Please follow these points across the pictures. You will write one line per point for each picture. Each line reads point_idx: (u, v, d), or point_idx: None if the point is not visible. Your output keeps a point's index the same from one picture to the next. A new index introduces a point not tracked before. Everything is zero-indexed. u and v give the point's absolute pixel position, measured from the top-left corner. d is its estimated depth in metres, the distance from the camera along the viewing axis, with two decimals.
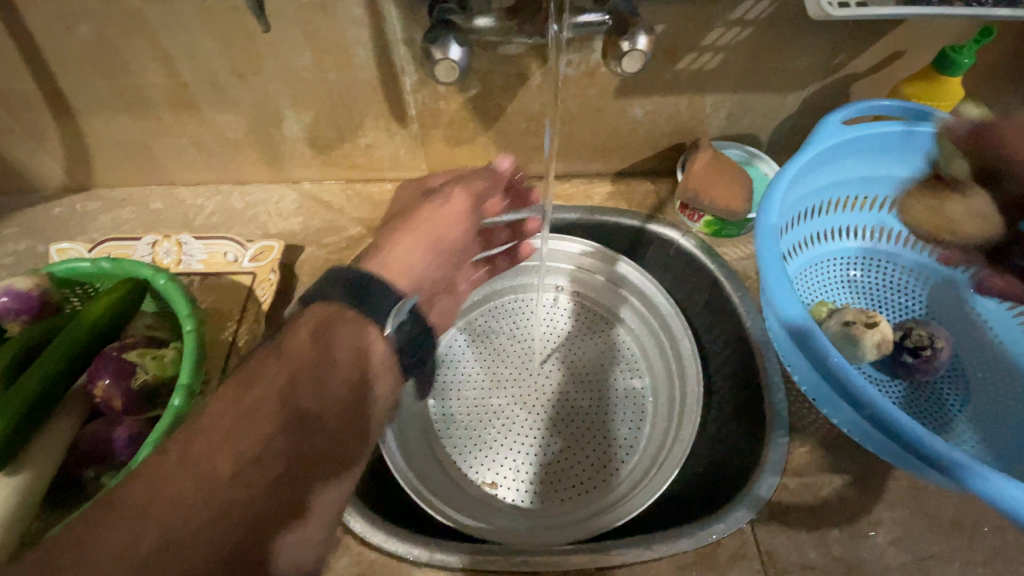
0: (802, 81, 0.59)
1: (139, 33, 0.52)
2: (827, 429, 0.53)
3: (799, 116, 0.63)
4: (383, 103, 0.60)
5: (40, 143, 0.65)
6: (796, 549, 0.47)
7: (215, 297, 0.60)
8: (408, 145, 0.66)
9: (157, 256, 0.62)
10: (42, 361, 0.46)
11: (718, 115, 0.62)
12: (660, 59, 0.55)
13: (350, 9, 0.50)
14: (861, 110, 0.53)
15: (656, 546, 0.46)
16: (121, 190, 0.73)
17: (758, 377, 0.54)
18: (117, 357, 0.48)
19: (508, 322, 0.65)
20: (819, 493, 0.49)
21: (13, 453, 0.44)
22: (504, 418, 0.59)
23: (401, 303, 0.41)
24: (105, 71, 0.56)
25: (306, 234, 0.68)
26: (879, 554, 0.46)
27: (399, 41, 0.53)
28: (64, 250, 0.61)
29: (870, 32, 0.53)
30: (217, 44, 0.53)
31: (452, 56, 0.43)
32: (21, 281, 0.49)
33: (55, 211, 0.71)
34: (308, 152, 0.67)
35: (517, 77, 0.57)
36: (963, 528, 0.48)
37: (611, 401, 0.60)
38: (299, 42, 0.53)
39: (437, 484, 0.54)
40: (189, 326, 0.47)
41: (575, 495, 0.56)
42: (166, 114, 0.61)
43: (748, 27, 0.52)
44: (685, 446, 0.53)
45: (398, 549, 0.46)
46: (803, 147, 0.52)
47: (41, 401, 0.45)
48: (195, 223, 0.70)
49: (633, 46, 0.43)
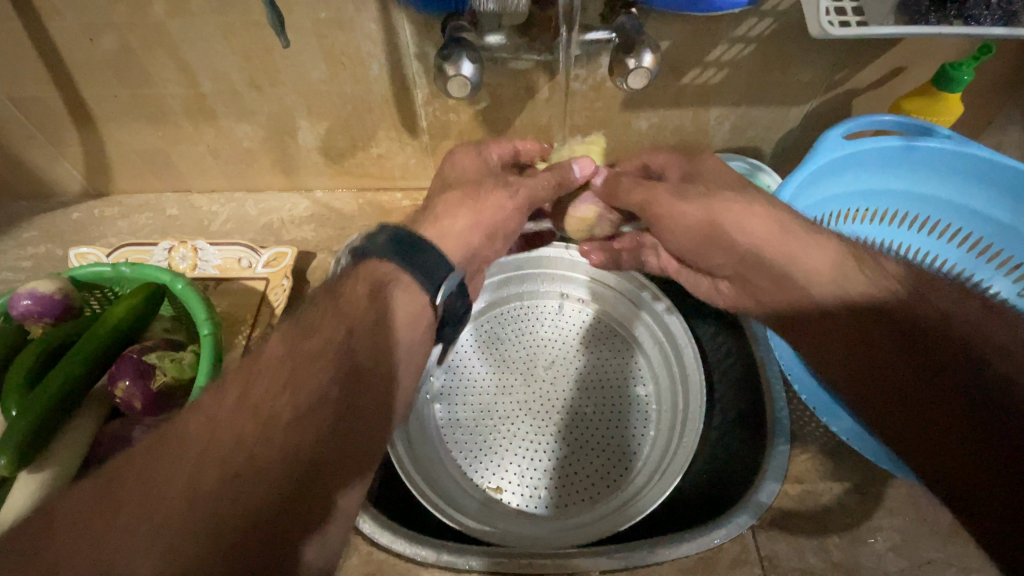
0: (805, 96, 0.60)
1: (161, 46, 0.54)
2: (828, 436, 0.54)
3: (801, 129, 0.65)
4: (395, 115, 0.61)
5: (61, 150, 0.67)
6: (797, 555, 0.48)
7: (229, 301, 0.62)
8: (418, 155, 0.67)
9: (172, 261, 0.63)
10: (66, 362, 0.47)
11: (722, 128, 0.64)
12: (666, 75, 0.57)
13: (365, 24, 0.51)
14: (864, 124, 0.54)
15: (659, 550, 0.47)
16: (139, 196, 0.75)
17: (761, 385, 0.55)
18: (137, 359, 0.49)
19: (514, 328, 0.66)
20: (819, 500, 0.50)
21: (38, 451, 0.45)
22: (510, 424, 0.60)
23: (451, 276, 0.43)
24: (127, 82, 0.58)
25: (320, 241, 0.70)
26: (878, 561, 0.47)
27: (412, 56, 0.54)
28: (83, 255, 0.63)
29: (871, 49, 0.55)
30: (237, 57, 0.55)
31: (464, 72, 0.44)
32: (44, 285, 0.50)
33: (74, 216, 0.73)
34: (321, 161, 0.69)
35: (526, 91, 0.58)
36: (959, 535, 0.49)
37: (615, 409, 0.62)
38: (315, 55, 0.54)
39: (443, 486, 0.55)
40: (206, 330, 0.49)
41: (579, 500, 0.57)
42: (185, 123, 0.63)
43: (752, 44, 0.54)
44: (689, 453, 0.54)
45: (406, 550, 0.47)
46: (809, 158, 0.53)
47: (65, 400, 0.47)
48: (211, 229, 0.72)
49: (639, 63, 0.45)
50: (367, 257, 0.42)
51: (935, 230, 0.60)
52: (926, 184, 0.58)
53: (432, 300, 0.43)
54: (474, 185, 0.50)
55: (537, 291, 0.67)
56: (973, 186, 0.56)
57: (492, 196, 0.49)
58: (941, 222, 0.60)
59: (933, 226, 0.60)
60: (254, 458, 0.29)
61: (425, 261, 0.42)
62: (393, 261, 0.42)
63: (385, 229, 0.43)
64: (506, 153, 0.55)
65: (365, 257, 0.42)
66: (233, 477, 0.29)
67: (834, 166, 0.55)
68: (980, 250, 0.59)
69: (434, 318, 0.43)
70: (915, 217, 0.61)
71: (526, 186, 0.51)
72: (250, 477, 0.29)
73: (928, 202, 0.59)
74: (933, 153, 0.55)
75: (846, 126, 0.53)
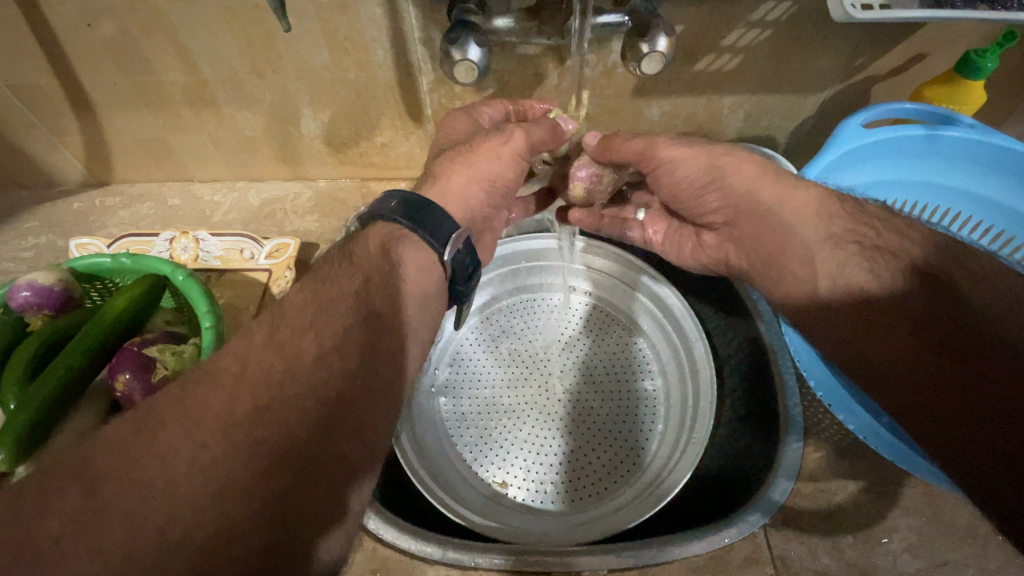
0: (822, 83, 0.58)
1: (161, 31, 0.52)
2: (842, 433, 0.53)
3: (818, 118, 0.63)
4: (399, 102, 0.60)
5: (60, 138, 0.66)
6: (810, 554, 0.47)
7: (232, 293, 0.61)
8: (423, 144, 0.66)
9: (174, 252, 0.62)
10: (66, 355, 0.46)
11: (735, 116, 0.62)
12: (679, 60, 0.55)
13: (370, 9, 0.50)
14: (882, 112, 0.52)
15: (668, 549, 0.46)
16: (141, 185, 0.74)
17: (773, 379, 0.54)
18: (138, 351, 0.49)
19: (521, 321, 0.65)
20: (833, 499, 0.49)
21: (38, 443, 0.45)
22: (516, 418, 0.59)
23: (458, 233, 0.43)
24: (127, 68, 0.57)
25: (324, 232, 0.69)
26: (893, 562, 0.46)
27: (417, 41, 0.53)
28: (84, 246, 0.62)
29: (894, 34, 0.52)
30: (238, 42, 0.53)
31: (471, 57, 0.42)
32: (43, 276, 0.49)
33: (75, 206, 0.72)
34: (324, 150, 0.68)
35: (534, 77, 0.57)
36: (977, 536, 0.47)
37: (622, 403, 0.60)
38: (318, 40, 0.53)
39: (447, 480, 0.54)
40: (207, 322, 0.48)
41: (586, 495, 0.56)
42: (186, 111, 0.62)
43: (769, 28, 0.52)
44: (698, 449, 0.52)
45: (411, 547, 0.47)
46: (830, 144, 0.51)
47: (64, 395, 0.46)
48: (213, 219, 0.71)
49: (653, 47, 0.43)
50: (374, 218, 0.41)
51: (956, 222, 0.58)
52: (945, 174, 0.56)
53: (439, 257, 0.42)
54: (468, 146, 0.48)
55: (543, 283, 0.66)
56: (995, 176, 0.55)
57: (486, 141, 0.48)
58: (963, 214, 0.58)
59: (954, 218, 0.59)
60: (259, 457, 0.29)
61: (426, 226, 0.41)
62: (397, 224, 0.41)
63: (387, 193, 0.42)
64: (495, 113, 0.53)
65: (371, 220, 0.41)
66: (235, 477, 0.28)
67: (851, 156, 0.53)
68: (1002, 244, 0.57)
69: (443, 276, 0.43)
70: (936, 208, 0.59)
71: (519, 128, 0.49)
72: (251, 476, 0.28)
73: (948, 193, 0.57)
74: (955, 143, 0.53)
75: (866, 114, 0.51)
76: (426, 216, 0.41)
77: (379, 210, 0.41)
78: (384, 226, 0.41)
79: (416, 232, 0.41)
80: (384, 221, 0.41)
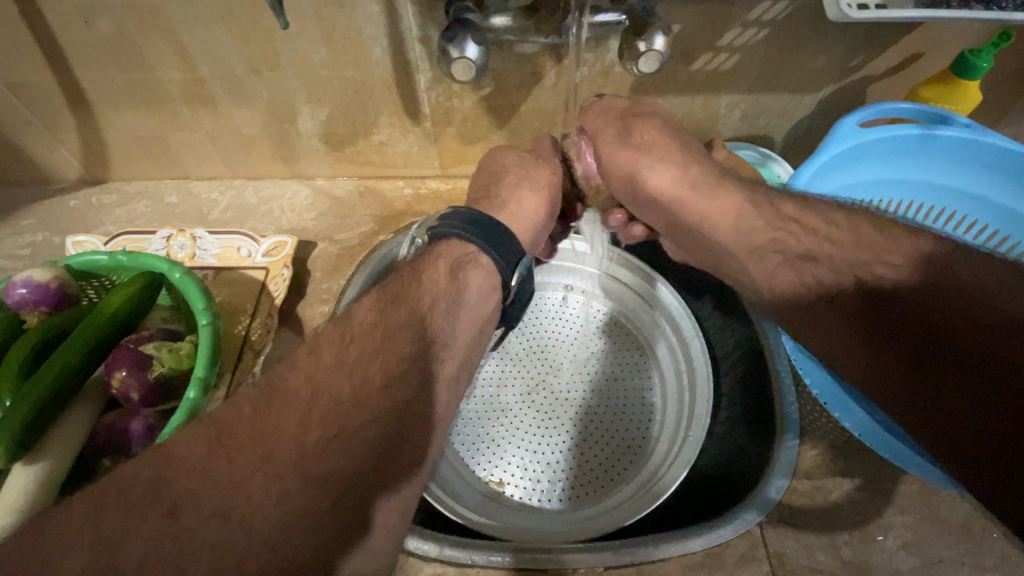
0: (818, 83, 0.58)
1: (158, 28, 0.52)
2: (839, 431, 0.53)
3: (813, 118, 0.63)
4: (398, 101, 0.60)
5: (57, 135, 0.66)
6: (807, 552, 0.46)
7: (229, 291, 0.61)
8: (420, 143, 0.66)
9: (171, 250, 0.63)
10: (62, 351, 0.46)
11: (732, 115, 0.63)
12: (675, 59, 0.55)
13: (368, 7, 0.50)
14: (879, 112, 0.52)
15: (665, 545, 0.46)
16: (138, 183, 0.74)
17: (770, 378, 0.55)
18: (134, 348, 0.48)
19: (518, 320, 0.65)
20: (829, 497, 0.49)
21: (34, 442, 0.45)
22: (512, 417, 0.59)
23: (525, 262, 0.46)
24: (124, 66, 0.57)
25: (321, 229, 0.69)
26: (889, 558, 0.46)
27: (414, 39, 0.53)
28: (80, 243, 0.62)
29: (888, 35, 0.53)
30: (235, 40, 0.53)
31: (469, 55, 0.42)
32: (40, 273, 0.49)
33: (71, 203, 0.72)
34: (321, 148, 0.68)
35: (532, 76, 0.57)
36: (972, 533, 0.48)
37: (618, 401, 0.61)
38: (316, 38, 0.53)
39: (445, 478, 0.54)
40: (204, 320, 0.48)
41: (583, 494, 0.56)
42: (183, 109, 0.62)
43: (765, 28, 0.52)
44: (694, 448, 0.53)
45: (417, 547, 0.46)
46: (823, 144, 0.51)
47: (59, 393, 0.46)
48: (210, 217, 0.71)
49: (650, 46, 0.43)
50: (447, 235, 0.43)
51: (949, 222, 0.59)
52: (938, 172, 0.57)
53: (505, 281, 0.45)
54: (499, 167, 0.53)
55: (540, 283, 0.66)
56: (990, 176, 0.55)
57: (539, 171, 0.53)
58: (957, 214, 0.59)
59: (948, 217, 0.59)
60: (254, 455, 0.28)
61: (494, 244, 0.44)
62: (472, 242, 0.43)
63: (463, 211, 0.44)
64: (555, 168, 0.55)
65: (443, 237, 0.43)
66: (229, 474, 0.28)
67: (849, 154, 0.54)
68: (998, 243, 0.58)
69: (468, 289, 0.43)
70: (930, 208, 0.59)
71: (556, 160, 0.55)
72: (251, 473, 0.28)
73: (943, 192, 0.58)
74: (948, 143, 0.54)
75: (862, 113, 0.51)
76: (489, 231, 0.44)
77: (458, 228, 0.43)
78: (457, 244, 0.43)
79: (489, 253, 0.44)
80: (456, 240, 0.43)
